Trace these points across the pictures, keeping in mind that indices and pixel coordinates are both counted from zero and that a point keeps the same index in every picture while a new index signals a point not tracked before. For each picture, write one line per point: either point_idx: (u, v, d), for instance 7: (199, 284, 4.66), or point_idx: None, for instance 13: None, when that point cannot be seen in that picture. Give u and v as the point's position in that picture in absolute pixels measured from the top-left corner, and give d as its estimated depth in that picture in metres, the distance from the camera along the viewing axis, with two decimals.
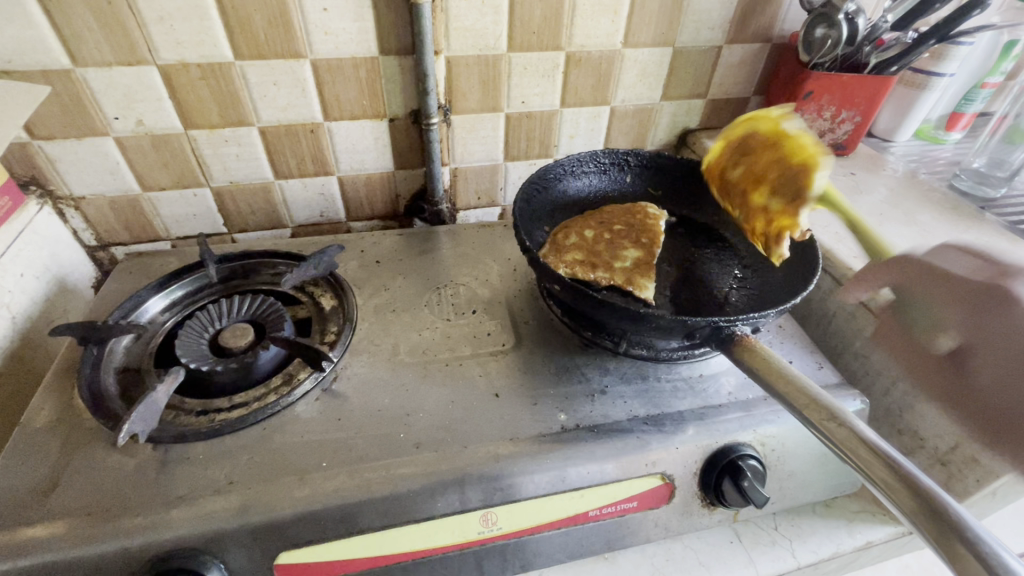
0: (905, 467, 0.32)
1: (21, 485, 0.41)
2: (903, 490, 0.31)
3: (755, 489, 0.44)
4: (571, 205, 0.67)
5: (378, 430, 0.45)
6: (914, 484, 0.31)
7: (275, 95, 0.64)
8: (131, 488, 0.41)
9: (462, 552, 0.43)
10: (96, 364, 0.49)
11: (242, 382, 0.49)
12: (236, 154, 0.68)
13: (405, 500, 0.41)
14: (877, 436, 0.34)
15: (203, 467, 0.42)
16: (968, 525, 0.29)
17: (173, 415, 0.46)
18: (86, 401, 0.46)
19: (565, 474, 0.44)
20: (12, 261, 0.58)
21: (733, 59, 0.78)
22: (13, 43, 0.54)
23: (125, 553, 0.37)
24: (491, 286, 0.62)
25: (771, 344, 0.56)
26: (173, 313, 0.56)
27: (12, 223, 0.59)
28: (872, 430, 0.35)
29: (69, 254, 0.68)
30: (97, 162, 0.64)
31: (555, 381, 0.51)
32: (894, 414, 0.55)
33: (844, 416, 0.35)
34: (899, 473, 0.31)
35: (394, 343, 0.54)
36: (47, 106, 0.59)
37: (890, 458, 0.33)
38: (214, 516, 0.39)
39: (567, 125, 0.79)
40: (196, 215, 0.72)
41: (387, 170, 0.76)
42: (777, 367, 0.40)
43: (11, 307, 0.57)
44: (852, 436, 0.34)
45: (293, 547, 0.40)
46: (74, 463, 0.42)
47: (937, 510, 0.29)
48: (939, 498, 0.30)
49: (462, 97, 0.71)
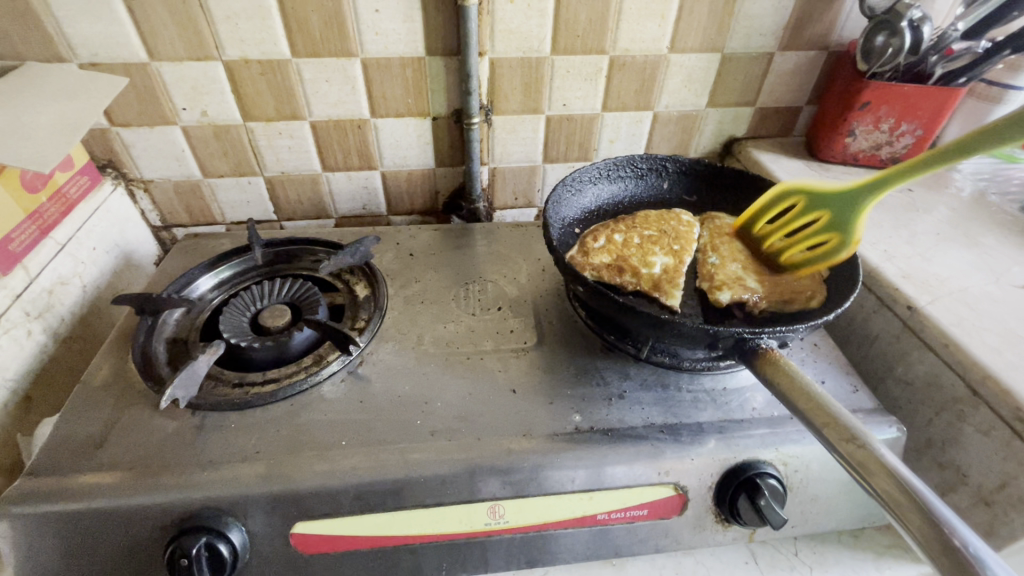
0: (928, 500, 0.30)
1: (77, 436, 0.45)
2: (923, 521, 0.29)
3: (773, 509, 0.43)
4: (605, 210, 0.66)
5: (397, 415, 0.47)
6: (934, 517, 0.29)
7: (326, 91, 0.68)
8: (169, 449, 0.44)
9: (468, 542, 0.44)
10: (150, 333, 0.53)
11: (279, 359, 0.52)
12: (288, 146, 0.72)
13: (417, 487, 0.43)
14: (899, 462, 0.32)
15: (233, 435, 0.45)
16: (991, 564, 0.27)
17: (211, 385, 0.49)
18: (137, 367, 0.50)
19: (573, 475, 0.44)
20: (86, 235, 0.64)
21: (786, 66, 0.76)
22: (99, 38, 0.59)
23: (158, 507, 0.41)
24: (519, 285, 0.62)
25: (803, 362, 0.53)
26: (220, 291, 0.59)
27: (89, 201, 0.65)
28: (894, 456, 0.33)
29: (137, 232, 0.74)
30: (165, 149, 0.70)
31: (573, 382, 0.51)
32: (935, 447, 0.51)
33: (864, 439, 0.33)
34: (918, 502, 0.30)
35: (420, 333, 0.55)
36: (126, 96, 0.64)
37: (913, 487, 0.31)
38: (239, 481, 0.42)
39: (608, 130, 0.78)
40: (250, 202, 0.77)
41: (428, 166, 0.78)
42: (800, 383, 0.38)
43: (83, 277, 0.63)
44: (873, 460, 0.32)
45: (308, 518, 0.42)
46: (122, 421, 0.46)
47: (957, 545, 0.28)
48: (959, 534, 0.28)
49: (504, 98, 0.72)
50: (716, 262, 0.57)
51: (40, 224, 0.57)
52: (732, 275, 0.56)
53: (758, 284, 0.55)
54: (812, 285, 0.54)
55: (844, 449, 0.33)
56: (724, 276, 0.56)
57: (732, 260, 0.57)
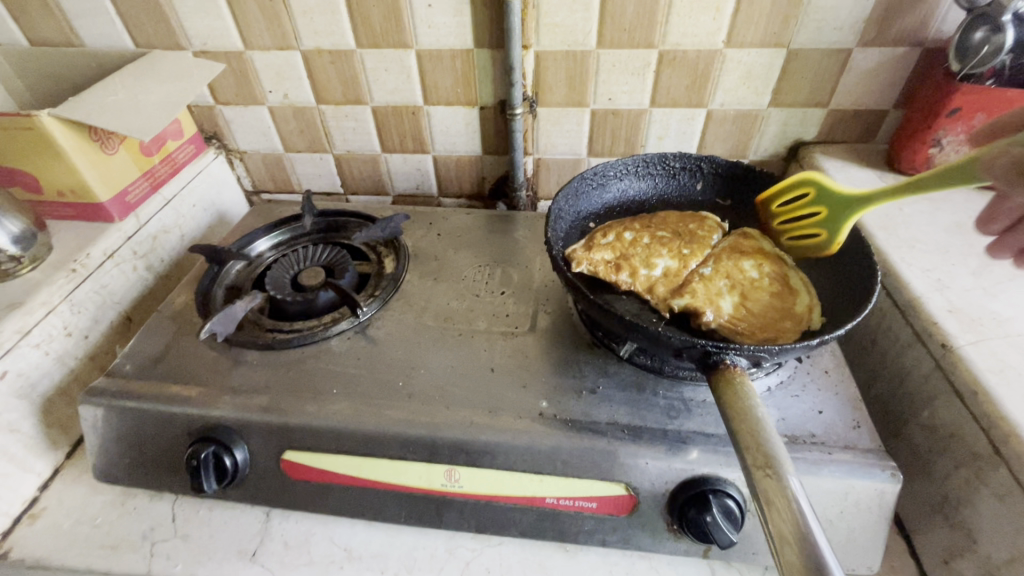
0: (811, 537, 0.30)
1: (146, 352, 0.57)
2: (797, 556, 0.29)
3: (719, 528, 0.42)
4: (629, 207, 0.66)
5: (385, 375, 0.52)
6: (810, 558, 0.29)
7: (385, 79, 0.75)
8: (206, 373, 0.54)
9: (427, 497, 0.49)
10: (214, 279, 0.64)
11: (305, 314, 0.60)
12: (352, 127, 0.81)
13: (384, 440, 0.48)
14: (805, 499, 0.32)
15: (255, 370, 0.54)
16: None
17: (248, 327, 0.58)
18: (198, 305, 0.60)
19: (525, 456, 0.46)
20: (188, 193, 0.78)
21: (867, 64, 0.68)
22: (208, 31, 0.72)
23: (187, 417, 0.50)
24: (529, 273, 0.64)
25: (802, 390, 0.50)
26: (275, 251, 0.69)
27: (194, 165, 0.79)
28: (803, 492, 0.32)
29: (231, 194, 0.88)
30: (255, 125, 0.82)
31: (551, 370, 0.52)
32: (950, 504, 0.46)
33: (774, 469, 0.33)
34: (800, 540, 0.30)
35: (425, 306, 0.60)
36: (227, 79, 0.77)
37: (803, 526, 0.30)
38: (247, 407, 0.50)
39: (656, 126, 0.76)
40: (321, 176, 0.88)
41: (475, 153, 0.82)
42: (741, 401, 0.37)
43: (182, 227, 0.77)
44: (776, 491, 0.32)
45: (298, 448, 0.49)
46: (179, 345, 0.57)
47: None
48: None
49: (549, 89, 0.74)
50: (707, 274, 0.54)
51: (152, 181, 0.71)
52: (714, 291, 0.52)
53: (736, 309, 0.51)
54: (790, 327, 0.49)
55: (752, 474, 0.34)
56: (706, 288, 0.53)
57: (723, 276, 0.53)
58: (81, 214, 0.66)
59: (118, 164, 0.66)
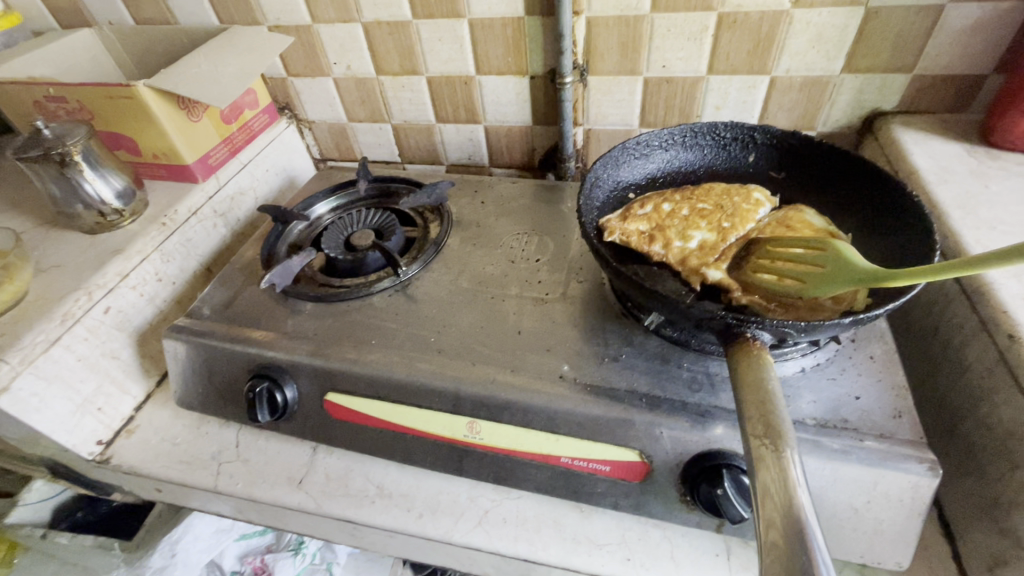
0: (802, 511, 0.30)
1: (218, 298, 0.64)
2: (783, 526, 0.30)
3: (730, 503, 0.41)
4: (673, 178, 0.64)
5: (418, 331, 0.56)
6: (798, 530, 0.29)
7: (439, 50, 0.77)
8: (266, 319, 0.60)
9: (449, 446, 0.52)
10: (278, 237, 0.70)
11: (354, 272, 0.65)
12: (409, 98, 0.84)
13: (413, 389, 0.51)
14: (804, 474, 0.32)
15: (306, 319, 0.59)
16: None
17: (304, 281, 0.64)
18: (263, 260, 0.67)
19: (541, 415, 0.48)
20: (261, 159, 0.85)
21: (962, 22, 0.60)
22: (280, 6, 0.77)
23: (248, 356, 0.57)
24: (566, 243, 0.65)
25: (839, 375, 0.48)
26: (332, 214, 0.74)
27: (267, 133, 0.86)
28: (802, 466, 0.32)
29: (300, 161, 0.95)
30: (322, 96, 0.87)
31: (577, 337, 0.53)
32: (1001, 508, 0.42)
33: (775, 442, 0.33)
34: (789, 512, 0.30)
35: (462, 270, 0.63)
36: (297, 52, 0.82)
37: (795, 499, 0.31)
38: (297, 351, 0.55)
39: (713, 95, 0.73)
40: (381, 145, 0.92)
41: (526, 123, 0.83)
42: (755, 373, 0.37)
43: (257, 190, 0.85)
44: (770, 460, 0.32)
45: (338, 390, 0.54)
46: (245, 293, 0.64)
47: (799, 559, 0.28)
48: (809, 553, 0.28)
49: (600, 57, 0.73)
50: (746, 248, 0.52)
51: (230, 147, 0.79)
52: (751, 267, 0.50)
53: None
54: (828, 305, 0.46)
55: (751, 444, 0.34)
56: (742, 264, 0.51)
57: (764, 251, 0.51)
58: (172, 175, 0.75)
59: (200, 130, 0.74)
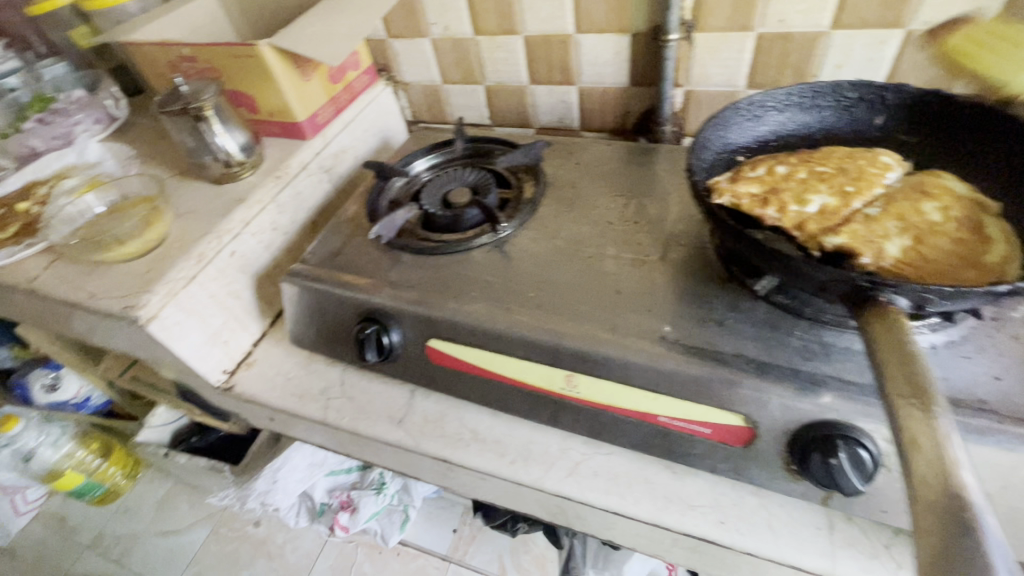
0: (958, 471, 0.28)
1: (328, 247, 0.68)
2: (936, 486, 0.28)
3: (846, 476, 0.40)
4: (786, 141, 0.60)
5: (516, 286, 0.57)
6: (955, 488, 0.28)
7: (539, 7, 0.76)
8: (372, 268, 0.64)
9: (545, 397, 0.53)
10: (380, 193, 0.74)
11: (452, 228, 0.67)
12: (504, 59, 0.84)
13: (511, 340, 0.53)
14: (960, 437, 0.30)
15: (409, 270, 0.62)
16: (985, 543, 0.26)
17: (405, 235, 0.67)
18: (368, 214, 0.71)
19: (642, 373, 0.48)
20: (362, 119, 0.89)
21: None
22: None
23: (357, 300, 0.61)
24: (664, 207, 0.63)
25: (976, 354, 0.44)
26: (429, 172, 0.77)
27: (367, 94, 0.90)
28: (957, 429, 0.30)
29: (395, 123, 0.98)
30: (419, 57, 0.89)
31: (678, 299, 0.52)
32: None
33: (924, 402, 0.31)
34: (942, 472, 0.28)
35: (557, 230, 0.63)
36: (399, 13, 0.84)
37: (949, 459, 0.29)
38: (402, 299, 0.58)
39: (835, 53, 0.67)
40: (472, 107, 0.93)
41: (622, 85, 0.81)
42: (897, 336, 0.35)
43: (356, 149, 0.89)
44: (919, 421, 0.30)
45: (439, 337, 0.57)
46: (352, 244, 0.68)
47: (959, 518, 0.27)
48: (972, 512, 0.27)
49: (710, 12, 0.69)
50: (872, 214, 0.49)
51: (332, 107, 0.83)
52: (879, 234, 0.47)
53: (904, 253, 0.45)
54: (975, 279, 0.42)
55: (895, 404, 0.32)
56: (869, 231, 0.47)
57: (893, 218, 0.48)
58: (283, 131, 0.80)
59: (312, 89, 0.78)
